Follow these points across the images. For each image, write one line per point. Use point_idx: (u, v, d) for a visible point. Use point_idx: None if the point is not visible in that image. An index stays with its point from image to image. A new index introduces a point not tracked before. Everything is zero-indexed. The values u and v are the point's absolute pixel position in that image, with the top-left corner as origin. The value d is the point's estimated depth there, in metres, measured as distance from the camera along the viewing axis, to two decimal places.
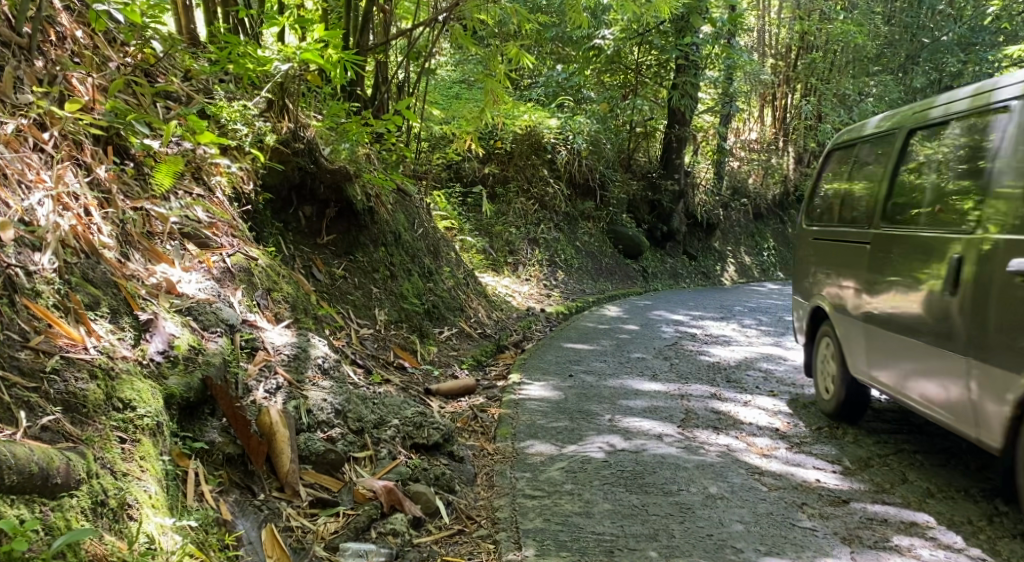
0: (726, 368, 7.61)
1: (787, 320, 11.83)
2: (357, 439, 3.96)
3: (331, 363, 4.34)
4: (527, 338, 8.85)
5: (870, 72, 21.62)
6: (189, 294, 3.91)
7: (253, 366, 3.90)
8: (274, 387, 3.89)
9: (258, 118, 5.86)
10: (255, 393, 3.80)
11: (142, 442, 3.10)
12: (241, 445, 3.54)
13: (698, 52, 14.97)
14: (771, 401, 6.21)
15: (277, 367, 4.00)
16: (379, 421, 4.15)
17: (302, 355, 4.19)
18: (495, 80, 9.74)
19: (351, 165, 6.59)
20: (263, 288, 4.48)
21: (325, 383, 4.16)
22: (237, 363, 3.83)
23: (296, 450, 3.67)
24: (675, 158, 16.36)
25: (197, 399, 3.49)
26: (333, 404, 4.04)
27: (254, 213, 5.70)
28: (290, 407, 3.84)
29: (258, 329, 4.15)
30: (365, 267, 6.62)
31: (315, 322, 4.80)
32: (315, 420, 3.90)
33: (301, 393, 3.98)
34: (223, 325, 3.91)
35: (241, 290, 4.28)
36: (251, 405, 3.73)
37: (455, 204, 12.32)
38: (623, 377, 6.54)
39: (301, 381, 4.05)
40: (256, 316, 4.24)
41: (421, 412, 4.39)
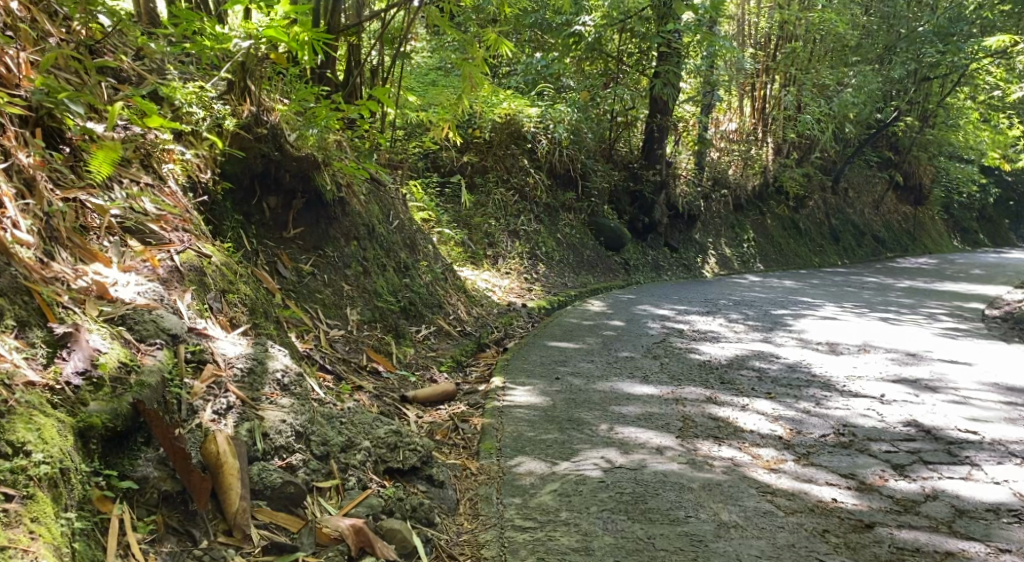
0: (719, 367, 7.19)
1: (774, 314, 11.50)
2: (321, 467, 3.52)
3: (296, 374, 3.88)
4: (509, 336, 8.42)
5: (848, 64, 21.68)
6: (125, 300, 3.45)
7: (200, 383, 3.43)
8: (223, 408, 3.43)
9: (217, 99, 5.39)
10: (201, 415, 3.34)
11: (35, 499, 2.63)
12: (181, 481, 3.08)
13: (680, 39, 14.64)
14: (770, 405, 5.79)
15: (227, 384, 3.53)
16: (348, 444, 3.71)
17: (257, 369, 3.69)
18: (473, 64, 9.17)
19: (319, 153, 6.12)
20: (218, 288, 4.00)
21: (285, 401, 3.66)
22: (179, 379, 3.36)
23: (248, 483, 3.21)
24: (656, 148, 16.00)
25: (124, 429, 3.03)
26: (293, 426, 3.56)
27: (211, 204, 5.22)
28: (242, 432, 3.38)
29: (208, 338, 3.67)
30: (336, 263, 6.16)
31: (278, 328, 4.35)
32: (272, 446, 3.44)
33: (256, 414, 3.50)
34: (165, 337, 3.44)
35: (192, 291, 3.80)
36: (194, 430, 3.27)
37: (432, 194, 11.78)
38: (613, 379, 6.11)
39: (256, 399, 3.57)
40: (207, 323, 3.76)
41: (396, 430, 3.97)
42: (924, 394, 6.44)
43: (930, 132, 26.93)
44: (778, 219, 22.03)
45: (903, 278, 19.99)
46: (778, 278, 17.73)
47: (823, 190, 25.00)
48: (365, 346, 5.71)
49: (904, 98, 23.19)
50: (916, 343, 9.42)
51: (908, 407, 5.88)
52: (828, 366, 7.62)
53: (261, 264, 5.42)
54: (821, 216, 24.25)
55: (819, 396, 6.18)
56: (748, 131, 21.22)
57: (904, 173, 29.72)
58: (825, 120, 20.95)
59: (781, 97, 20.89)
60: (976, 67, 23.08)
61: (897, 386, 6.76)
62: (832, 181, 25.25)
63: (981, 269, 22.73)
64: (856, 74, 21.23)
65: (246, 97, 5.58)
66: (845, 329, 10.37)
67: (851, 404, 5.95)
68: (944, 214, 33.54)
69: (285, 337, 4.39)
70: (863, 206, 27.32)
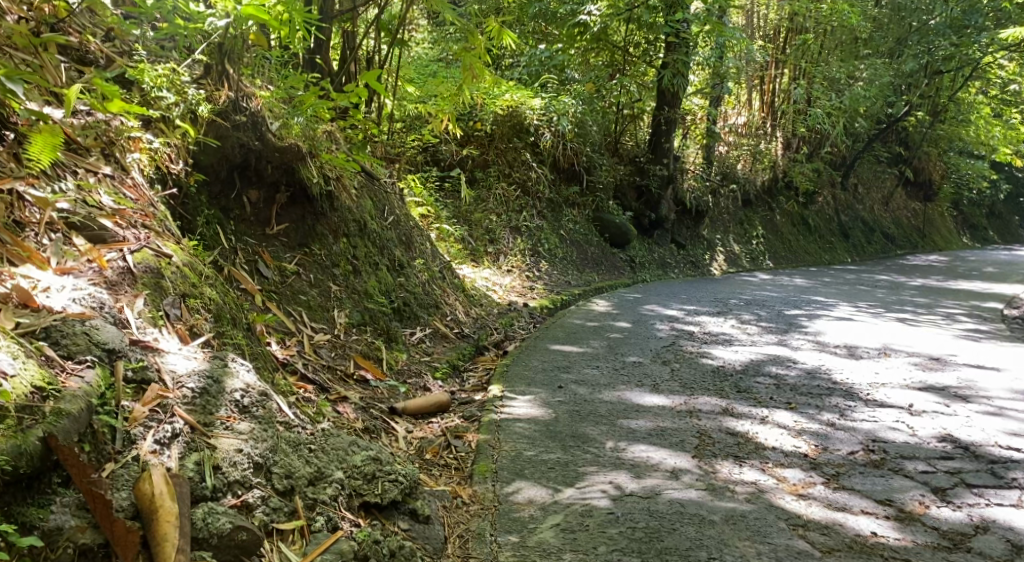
0: (732, 374, 6.75)
1: (787, 314, 11.05)
2: (284, 505, 3.13)
3: (262, 392, 3.44)
4: (510, 338, 7.99)
5: (859, 55, 21.23)
6: (53, 308, 3.05)
7: (141, 406, 3.01)
8: (167, 436, 3.01)
9: (190, 84, 5.00)
10: (140, 445, 2.93)
11: None
12: (104, 533, 2.67)
13: (689, 30, 14.18)
14: (792, 417, 5.34)
15: (174, 407, 3.11)
16: (316, 476, 3.31)
17: (211, 389, 3.25)
18: (473, 53, 8.67)
19: (304, 143, 5.70)
20: (176, 291, 3.58)
21: (244, 426, 3.25)
22: (117, 402, 2.96)
23: (188, 531, 2.79)
24: (664, 142, 15.50)
25: (32, 471, 2.60)
26: (251, 457, 3.16)
27: (184, 198, 4.80)
28: (188, 465, 2.98)
29: (156, 354, 3.23)
30: (323, 262, 5.72)
31: (250, 338, 3.93)
32: (225, 481, 3.03)
33: (207, 442, 3.09)
34: (100, 351, 3.02)
35: (144, 297, 3.40)
36: (129, 464, 2.86)
37: (431, 188, 11.35)
38: (620, 388, 5.67)
39: (208, 425, 3.15)
40: (159, 332, 3.35)
41: (375, 456, 3.55)
42: (954, 404, 5.97)
43: (940, 127, 26.44)
44: (787, 215, 21.54)
45: (915, 276, 19.51)
46: (787, 276, 17.28)
47: (832, 186, 24.51)
48: (351, 351, 5.28)
49: (915, 93, 22.73)
50: (937, 345, 8.97)
51: (941, 418, 5.42)
52: (849, 372, 7.16)
53: (238, 264, 4.99)
54: (830, 213, 23.76)
55: (842, 407, 5.73)
56: (755, 125, 20.75)
57: (914, 169, 29.21)
58: (835, 115, 20.50)
59: (790, 91, 20.43)
60: (988, 62, 22.66)
61: (924, 394, 6.30)
62: (841, 177, 24.73)
63: (994, 267, 22.22)
64: (867, 67, 20.84)
65: (223, 82, 5.17)
66: (861, 330, 9.92)
67: (878, 415, 5.49)
68: (954, 211, 32.98)
69: (257, 346, 3.96)
70: (872, 202, 26.83)
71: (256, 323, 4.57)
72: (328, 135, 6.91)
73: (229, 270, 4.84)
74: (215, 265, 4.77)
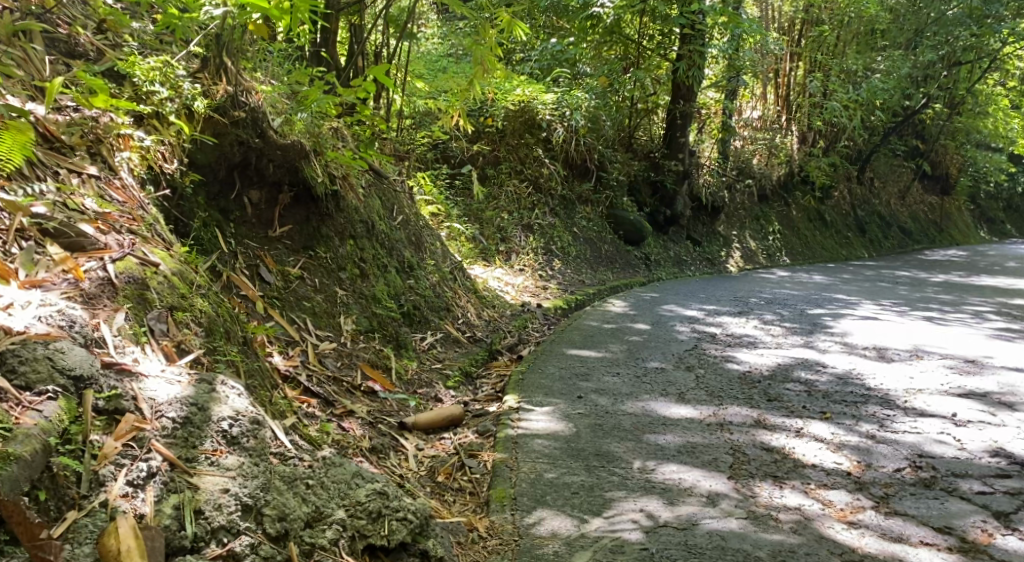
0: (760, 380, 6.41)
1: (810, 314, 10.69)
2: (276, 552, 2.82)
3: (254, 420, 3.14)
4: (524, 341, 7.67)
5: (877, 47, 20.84)
6: (13, 329, 2.75)
7: (113, 441, 2.71)
8: (142, 477, 2.71)
9: (186, 78, 4.68)
10: (109, 487, 2.62)
11: None
12: None
13: (704, 21, 13.83)
14: (828, 428, 5.01)
15: (151, 441, 2.81)
16: (314, 517, 3.01)
17: (196, 418, 2.96)
18: (484, 45, 8.34)
19: (307, 140, 5.38)
20: (163, 304, 3.31)
21: (231, 461, 2.95)
22: (84, 437, 2.67)
23: None
24: (679, 137, 15.11)
25: None
26: (238, 498, 2.86)
27: (179, 200, 4.49)
28: (164, 511, 2.67)
29: (135, 380, 2.93)
30: (328, 266, 5.40)
31: (245, 354, 3.62)
32: (208, 527, 2.73)
33: (186, 482, 2.79)
34: (66, 378, 2.73)
35: (125, 311, 3.12)
36: (95, 512, 2.55)
37: (441, 186, 11.05)
38: (643, 397, 5.34)
39: (190, 462, 2.86)
40: (139, 351, 3.05)
41: (381, 489, 3.24)
42: (1000, 412, 5.62)
43: (958, 119, 25.96)
44: (803, 210, 21.13)
45: (937, 272, 19.08)
46: (806, 273, 16.91)
47: (848, 180, 24.07)
48: (359, 361, 4.97)
49: (932, 86, 22.31)
50: (970, 346, 8.60)
51: (988, 430, 5.07)
52: (882, 377, 6.81)
53: (238, 269, 4.68)
54: (846, 208, 23.34)
55: (880, 417, 5.38)
56: (771, 119, 20.36)
57: (930, 163, 28.71)
58: (852, 108, 20.10)
59: (806, 83, 20.04)
60: (1006, 53, 22.26)
61: (966, 402, 5.94)
62: (858, 171, 24.27)
63: (1016, 261, 21.79)
64: (884, 59, 20.48)
65: (221, 75, 4.86)
66: (889, 331, 9.56)
67: (921, 427, 5.15)
68: (971, 205, 32.42)
69: (252, 361, 3.64)
70: (889, 196, 26.36)
71: (256, 334, 4.27)
72: (333, 132, 6.59)
73: (228, 275, 4.54)
74: (212, 270, 4.46)
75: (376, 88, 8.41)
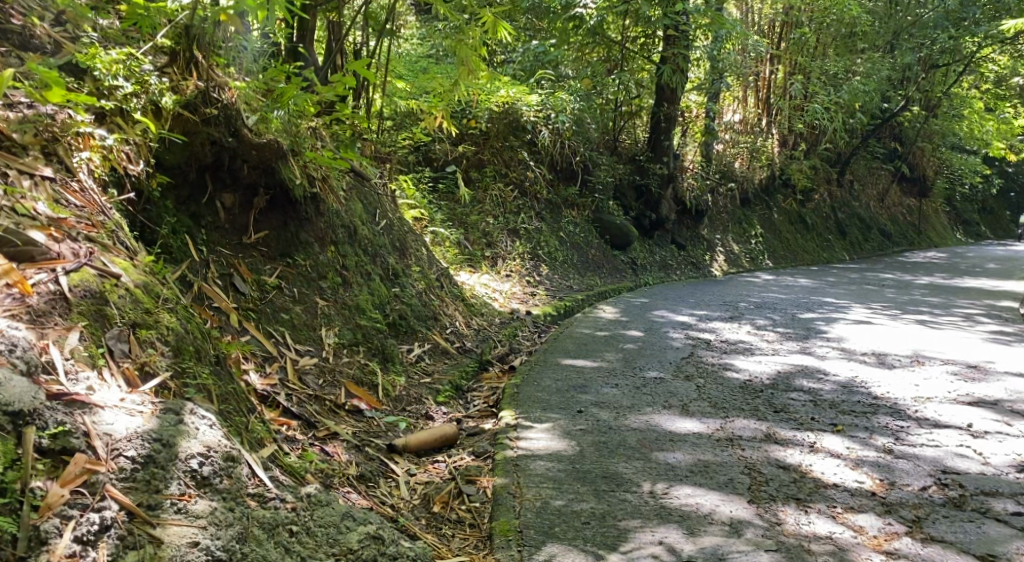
0: (762, 390, 6.12)
1: (803, 318, 10.45)
2: None
3: (228, 456, 2.86)
4: (514, 351, 7.36)
5: (857, 49, 20.77)
6: None
7: (59, 488, 2.39)
8: (93, 531, 2.39)
9: (153, 72, 4.33)
10: (53, 546, 2.31)
11: None
12: None
13: (688, 22, 13.60)
14: (843, 442, 4.71)
15: (105, 487, 2.49)
16: None
17: (158, 455, 2.65)
18: (468, 44, 8.02)
19: (285, 139, 5.04)
20: (125, 319, 2.99)
21: (201, 506, 2.66)
22: (23, 485, 2.33)
23: None
24: (663, 140, 14.85)
25: None
26: (210, 549, 2.56)
27: (145, 205, 4.14)
28: None
29: (88, 413, 2.60)
30: (308, 275, 5.06)
31: (216, 375, 3.28)
32: None
33: (147, 533, 2.49)
34: (3, 415, 2.39)
35: (79, 330, 2.80)
36: None
37: (425, 189, 10.72)
38: (646, 412, 5.03)
39: (151, 509, 2.55)
40: (95, 377, 2.73)
41: (374, 534, 3.02)
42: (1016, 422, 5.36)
43: (935, 122, 25.97)
44: (785, 213, 20.97)
45: (921, 274, 18.97)
46: (791, 276, 16.72)
47: (829, 183, 23.96)
48: (343, 377, 4.64)
49: (911, 88, 22.27)
50: (969, 351, 8.38)
51: (1009, 442, 4.81)
52: (887, 384, 6.55)
53: (210, 281, 4.35)
54: (828, 210, 23.23)
55: (894, 428, 5.10)
56: (752, 122, 20.20)
57: (909, 165, 28.71)
58: (833, 110, 19.99)
59: (787, 86, 19.90)
60: (983, 55, 22.28)
61: (978, 411, 5.68)
62: (839, 173, 24.17)
63: (997, 263, 21.74)
64: (864, 62, 20.40)
65: (189, 70, 4.52)
66: (884, 335, 9.33)
67: (938, 439, 4.87)
68: (947, 207, 32.50)
69: (223, 382, 3.30)
70: (868, 198, 26.29)
71: (231, 351, 3.94)
72: (312, 133, 6.25)
73: (199, 285, 4.21)
74: (182, 281, 4.14)
75: (356, 88, 8.06)
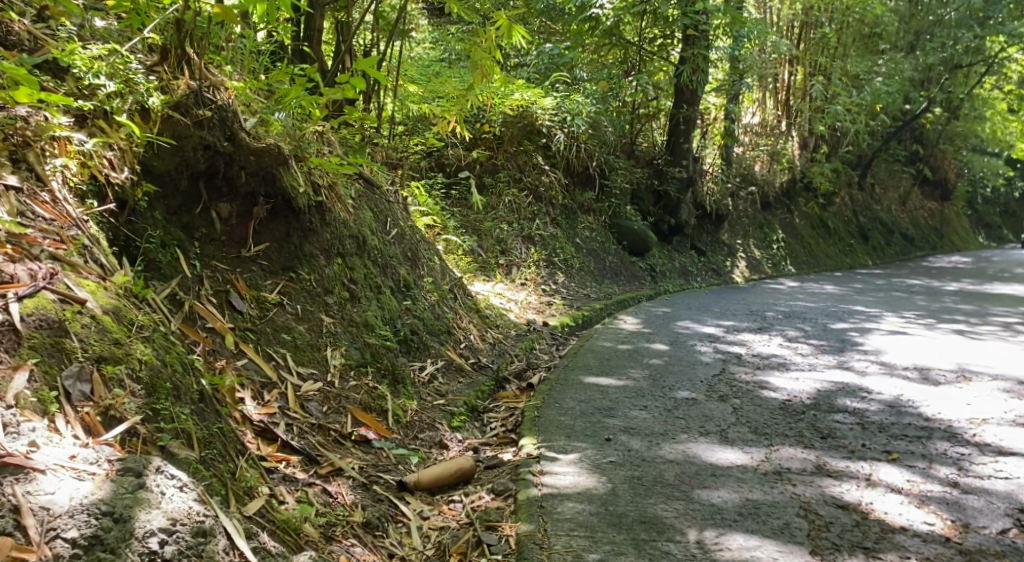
0: (804, 412, 5.68)
1: (834, 329, 9.99)
2: None
3: (197, 529, 2.52)
4: (533, 367, 6.95)
5: (878, 49, 20.25)
6: None
7: None
8: None
9: (141, 70, 3.94)
10: None
11: None
12: None
13: (708, 22, 13.13)
14: (902, 474, 4.27)
15: None
16: None
17: (107, 535, 2.34)
18: (482, 45, 7.58)
19: (287, 143, 4.63)
20: (87, 355, 2.74)
21: None
22: None
23: None
24: (683, 143, 14.36)
25: None
26: None
27: (130, 217, 3.76)
28: None
29: (22, 482, 2.31)
30: (312, 290, 4.64)
31: (196, 415, 3.00)
32: None
33: None
34: None
35: (27, 370, 2.56)
36: None
37: (437, 196, 10.32)
38: (682, 440, 4.60)
39: None
40: (41, 423, 2.48)
41: None
42: None
43: (957, 123, 25.39)
44: (806, 217, 20.48)
45: (949, 279, 18.42)
46: (815, 283, 16.23)
47: (851, 186, 23.42)
48: (351, 404, 4.22)
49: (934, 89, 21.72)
50: (1016, 364, 7.90)
51: None
52: (937, 404, 6.08)
53: (204, 299, 3.96)
54: (849, 214, 22.70)
55: (955, 456, 4.65)
56: (772, 125, 19.69)
57: (931, 167, 28.08)
58: (855, 112, 19.46)
59: (808, 87, 19.40)
60: (1008, 54, 21.72)
61: None
62: (860, 176, 23.63)
63: None
64: (886, 62, 19.88)
65: (182, 68, 4.12)
66: (922, 347, 8.86)
67: (1007, 469, 4.42)
68: (969, 210, 31.83)
69: (205, 422, 3.03)
70: (890, 202, 25.72)
71: (223, 381, 3.56)
72: (318, 138, 5.81)
73: (190, 304, 3.85)
74: (172, 300, 3.78)
75: (364, 90, 7.66)
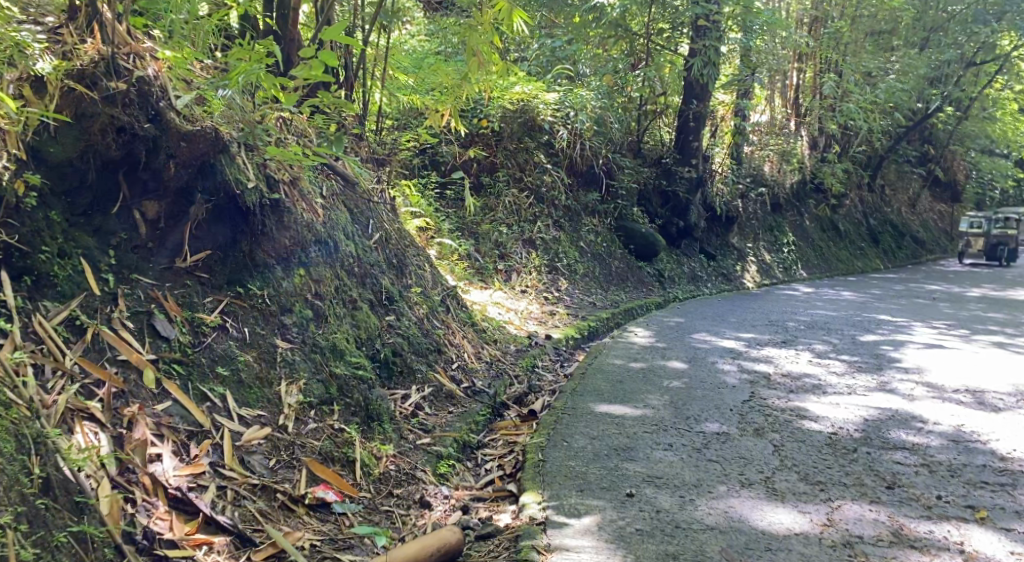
0: (857, 450, 4.81)
1: (865, 343, 9.11)
2: None
3: None
4: (536, 390, 6.06)
5: (892, 46, 19.30)
6: None
7: None
8: None
9: (33, 35, 3.14)
10: None
11: None
12: None
13: (720, 10, 12.12)
14: (1001, 543, 3.41)
15: None
16: None
17: None
18: (477, 27, 6.48)
19: (233, 127, 3.74)
20: None
21: None
22: None
23: None
24: (692, 141, 13.42)
25: None
26: None
27: (7, 218, 2.92)
28: None
29: None
30: (265, 310, 3.76)
31: (25, 521, 2.25)
32: None
33: None
34: None
35: None
36: None
37: (430, 196, 9.46)
38: (721, 495, 3.73)
39: None
40: None
41: None
42: None
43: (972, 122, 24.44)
44: (816, 220, 19.64)
45: (970, 284, 17.54)
46: (832, 288, 15.39)
47: (861, 188, 22.56)
48: (307, 454, 3.35)
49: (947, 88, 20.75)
50: None
51: None
52: (1008, 438, 5.21)
53: (116, 322, 3.08)
54: (860, 217, 21.82)
55: None
56: (780, 124, 18.75)
57: (944, 168, 27.17)
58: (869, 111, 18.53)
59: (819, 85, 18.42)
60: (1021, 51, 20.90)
61: None
62: (871, 178, 22.73)
63: None
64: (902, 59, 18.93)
65: (94, 30, 3.25)
66: (966, 365, 7.99)
67: None
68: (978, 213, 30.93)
69: (42, 532, 2.28)
70: (900, 204, 24.84)
71: (117, 442, 2.72)
72: (280, 124, 4.86)
73: (95, 329, 2.97)
74: (71, 326, 2.93)
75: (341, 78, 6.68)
